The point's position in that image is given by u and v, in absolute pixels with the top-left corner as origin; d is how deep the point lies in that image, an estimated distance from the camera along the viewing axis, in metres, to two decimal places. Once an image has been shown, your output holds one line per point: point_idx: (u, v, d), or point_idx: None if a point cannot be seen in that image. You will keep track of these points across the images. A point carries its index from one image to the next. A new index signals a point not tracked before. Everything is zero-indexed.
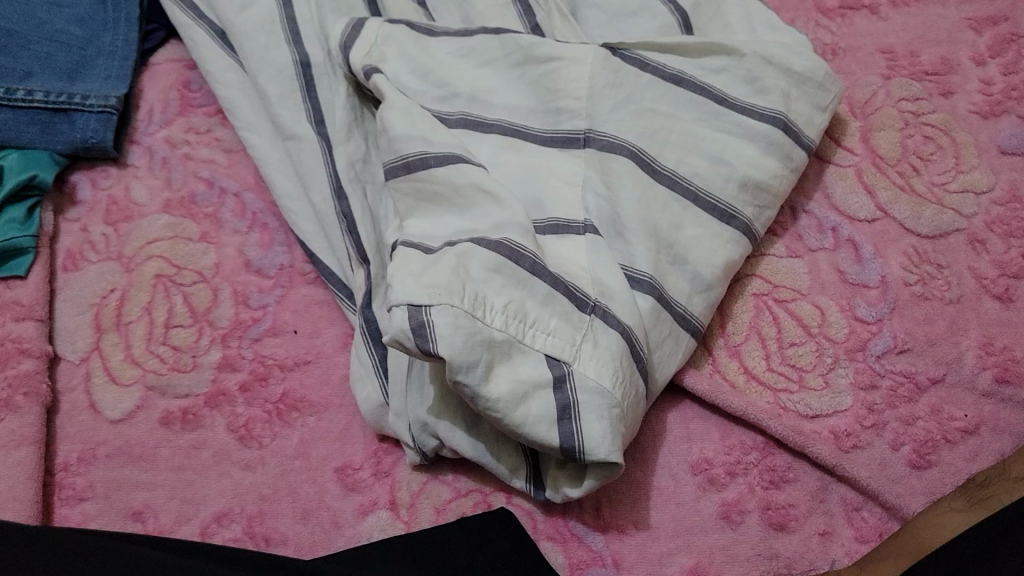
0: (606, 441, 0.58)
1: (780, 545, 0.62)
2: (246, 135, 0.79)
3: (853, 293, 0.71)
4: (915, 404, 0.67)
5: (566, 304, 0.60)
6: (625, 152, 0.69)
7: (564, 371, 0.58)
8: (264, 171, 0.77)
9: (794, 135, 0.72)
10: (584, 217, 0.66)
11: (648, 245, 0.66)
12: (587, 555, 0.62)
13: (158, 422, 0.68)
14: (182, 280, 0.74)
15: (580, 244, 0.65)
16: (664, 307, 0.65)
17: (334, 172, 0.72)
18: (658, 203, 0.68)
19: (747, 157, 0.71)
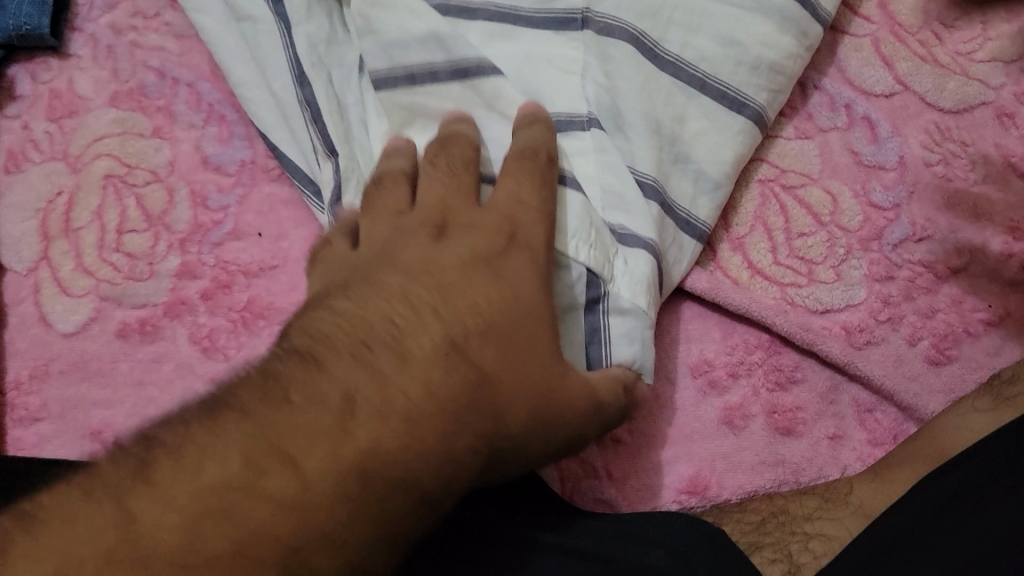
0: (638, 366, 0.55)
1: (787, 450, 0.57)
2: (196, 17, 0.70)
3: (868, 176, 0.65)
4: (933, 296, 0.61)
5: (593, 220, 0.56)
6: (626, 36, 0.61)
7: (601, 291, 0.55)
8: (217, 57, 0.69)
9: (810, 8, 0.64)
10: (587, 109, 0.60)
11: (650, 143, 0.59)
12: (578, 467, 0.57)
13: (115, 334, 0.63)
14: (134, 180, 0.67)
15: (585, 143, 0.59)
16: (667, 214, 0.59)
17: (295, 56, 0.65)
18: (661, 95, 0.61)
19: (761, 36, 0.62)
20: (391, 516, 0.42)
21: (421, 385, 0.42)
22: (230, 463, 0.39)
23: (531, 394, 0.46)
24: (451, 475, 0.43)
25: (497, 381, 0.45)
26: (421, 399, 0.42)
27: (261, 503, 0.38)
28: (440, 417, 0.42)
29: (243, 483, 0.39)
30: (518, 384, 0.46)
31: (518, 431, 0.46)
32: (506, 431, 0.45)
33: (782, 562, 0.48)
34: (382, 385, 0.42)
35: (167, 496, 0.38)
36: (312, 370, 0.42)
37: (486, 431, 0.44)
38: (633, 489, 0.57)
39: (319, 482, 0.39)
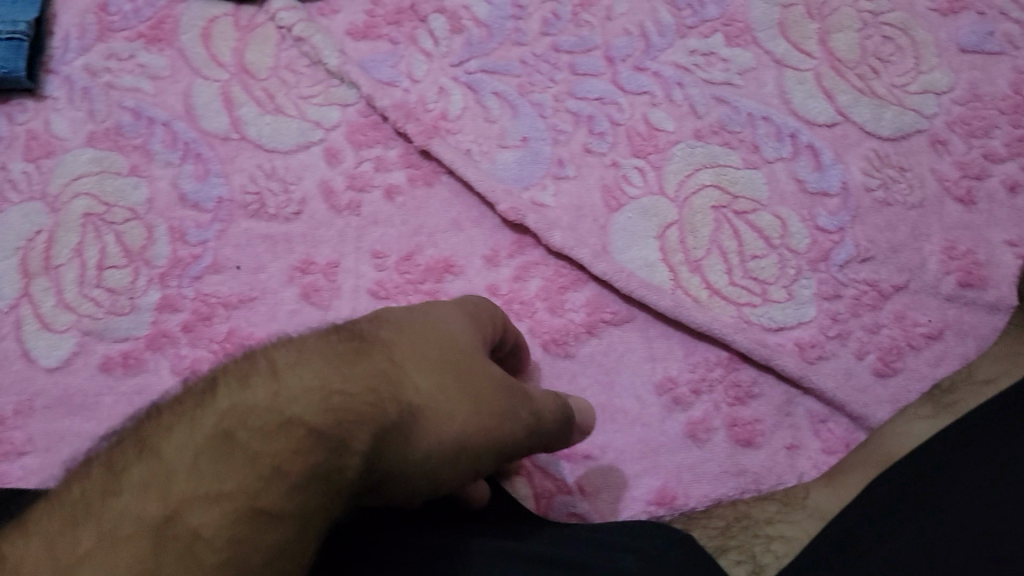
0: None
1: (748, 461, 0.61)
2: (257, 98, 0.74)
3: (814, 202, 0.69)
4: (879, 312, 0.66)
5: None
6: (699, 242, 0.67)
7: None
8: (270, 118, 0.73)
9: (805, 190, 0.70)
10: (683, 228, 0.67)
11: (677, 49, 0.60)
12: (553, 484, 0.61)
13: (98, 368, 0.64)
14: (113, 218, 0.69)
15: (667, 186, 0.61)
16: None
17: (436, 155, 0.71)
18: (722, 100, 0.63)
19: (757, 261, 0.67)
20: (322, 451, 0.36)
21: (170, 412, 0.37)
22: (113, 480, 0.35)
23: (470, 339, 0.44)
24: (447, 441, 0.40)
25: (229, 445, 0.35)
26: (209, 382, 0.38)
27: (208, 501, 0.34)
28: (247, 359, 0.38)
29: (127, 493, 0.34)
30: (308, 333, 0.40)
31: (331, 370, 0.38)
32: (310, 387, 0.37)
33: (747, 563, 0.50)
34: (173, 421, 0.36)
35: (108, 524, 0.34)
36: (120, 443, 0.37)
37: (447, 375, 0.41)
38: (604, 502, 0.60)
39: (209, 470, 0.34)
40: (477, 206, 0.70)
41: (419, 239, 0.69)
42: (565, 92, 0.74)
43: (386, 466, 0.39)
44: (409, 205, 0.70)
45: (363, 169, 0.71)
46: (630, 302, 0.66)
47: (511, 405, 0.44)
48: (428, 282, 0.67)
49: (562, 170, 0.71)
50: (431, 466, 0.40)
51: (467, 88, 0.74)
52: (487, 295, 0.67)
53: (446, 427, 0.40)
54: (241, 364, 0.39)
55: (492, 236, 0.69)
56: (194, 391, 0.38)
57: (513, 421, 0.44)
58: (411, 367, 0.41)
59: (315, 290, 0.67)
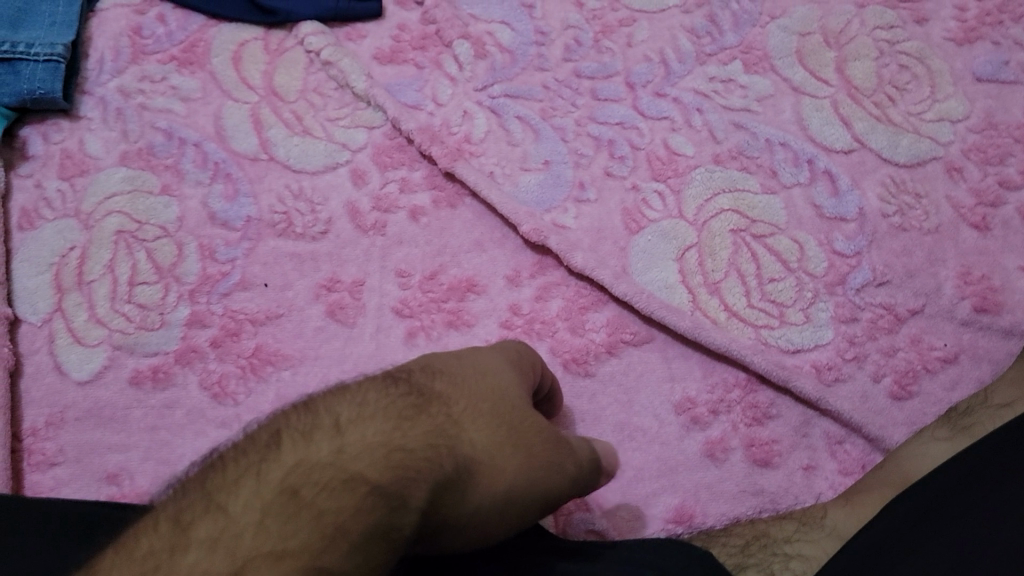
0: None
1: (765, 481, 0.62)
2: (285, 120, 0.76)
3: (831, 226, 0.71)
4: (895, 336, 0.66)
5: None
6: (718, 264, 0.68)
7: None
8: (297, 139, 0.75)
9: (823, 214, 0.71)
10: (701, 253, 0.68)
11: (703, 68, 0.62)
12: (573, 501, 0.61)
13: (128, 382, 0.66)
14: (145, 235, 0.71)
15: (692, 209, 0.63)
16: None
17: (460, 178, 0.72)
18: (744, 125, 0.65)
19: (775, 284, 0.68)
20: (384, 510, 0.37)
21: (235, 464, 0.39)
22: (179, 536, 0.37)
23: (517, 394, 0.48)
24: (498, 495, 0.43)
25: (292, 500, 0.37)
26: (274, 436, 0.40)
27: (275, 559, 0.35)
28: (310, 415, 0.41)
29: (198, 547, 0.36)
30: (367, 387, 0.43)
31: (392, 429, 0.41)
32: (372, 445, 0.39)
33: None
34: (240, 475, 0.38)
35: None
36: (186, 495, 0.38)
37: (501, 428, 0.45)
38: (623, 520, 0.61)
39: (277, 526, 0.36)
40: (500, 227, 0.71)
41: (443, 259, 0.70)
42: (586, 116, 0.76)
43: (441, 520, 0.41)
44: (433, 226, 0.72)
45: (388, 190, 0.73)
46: (650, 322, 0.67)
47: (556, 460, 0.47)
48: (451, 301, 0.69)
49: (583, 193, 0.73)
50: (480, 523, 0.43)
51: (490, 112, 0.76)
52: (509, 314, 0.68)
53: (498, 482, 0.43)
54: (305, 417, 0.41)
55: (514, 257, 0.70)
56: (260, 443, 0.40)
57: (559, 475, 0.46)
58: (465, 425, 0.43)
59: (340, 307, 0.69)
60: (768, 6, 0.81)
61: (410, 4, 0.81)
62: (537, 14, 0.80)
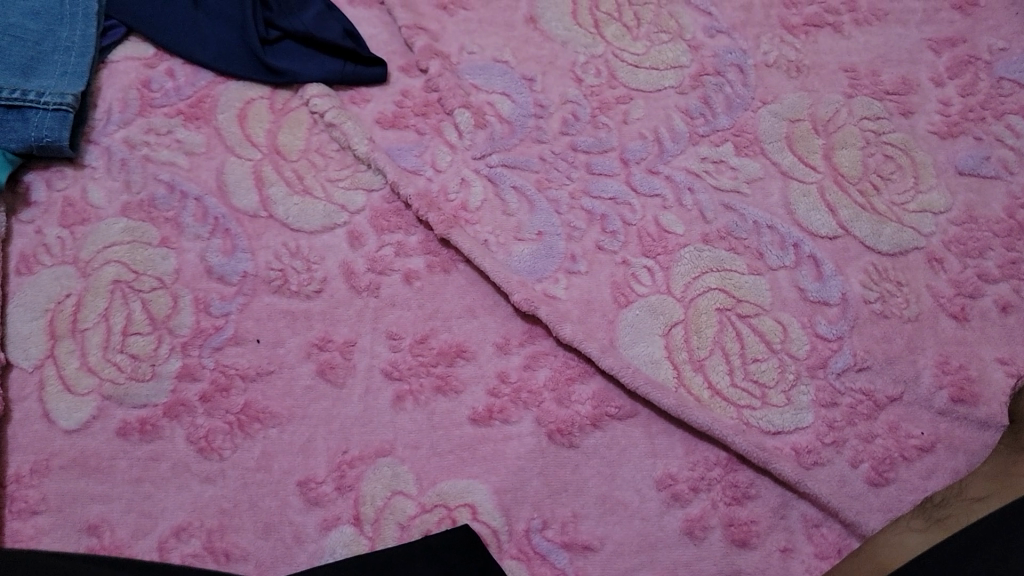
0: None
1: (742, 561, 0.63)
2: (286, 178, 0.77)
3: (814, 310, 0.72)
4: (873, 422, 0.68)
5: None
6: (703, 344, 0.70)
7: None
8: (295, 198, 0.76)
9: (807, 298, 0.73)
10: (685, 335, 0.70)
11: None
12: (552, 572, 0.62)
13: (115, 432, 0.66)
14: (141, 286, 0.72)
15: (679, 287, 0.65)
16: None
17: (455, 245, 0.74)
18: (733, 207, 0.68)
19: (757, 365, 0.70)
20: None
21: None
22: None
23: None
24: None
25: None
26: None
27: None
28: None
29: None
30: None
31: None
32: None
33: None
34: None
35: None
36: None
37: None
38: None
39: None
40: (492, 295, 0.73)
41: (434, 323, 0.72)
42: (581, 190, 0.78)
43: None
44: (426, 290, 0.73)
45: (383, 253, 0.74)
46: (634, 397, 0.68)
47: None
48: (441, 365, 0.70)
49: (575, 265, 0.74)
50: None
51: (487, 181, 0.78)
52: (497, 382, 0.69)
53: None
54: None
55: (504, 325, 0.71)
56: None
57: None
58: None
59: (330, 367, 0.69)
60: (760, 92, 0.83)
61: (415, 71, 0.84)
62: (537, 87, 0.83)
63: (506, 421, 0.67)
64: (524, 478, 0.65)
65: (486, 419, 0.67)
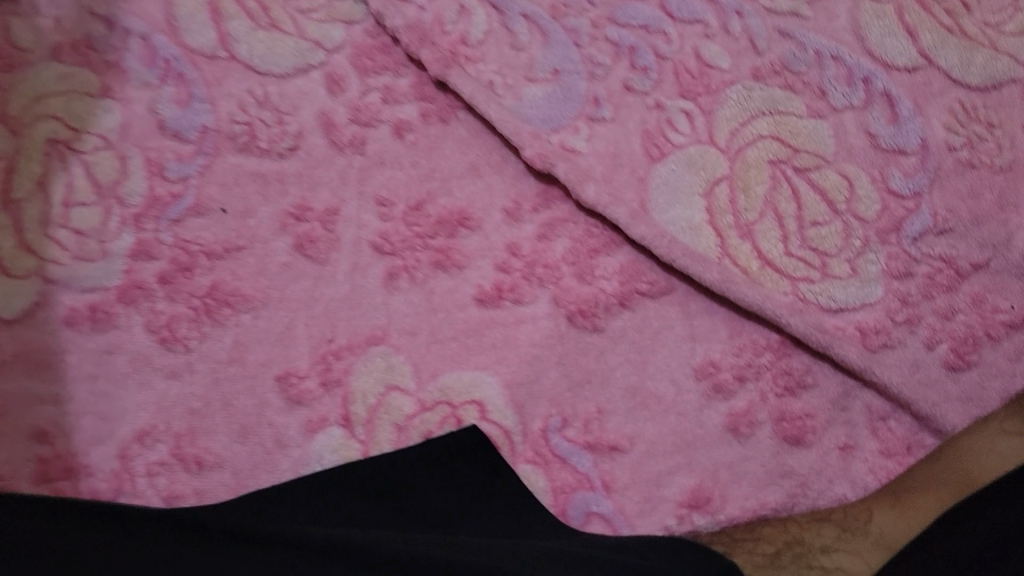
0: None
1: (795, 461, 0.54)
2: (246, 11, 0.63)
3: (887, 160, 0.60)
4: (954, 295, 0.57)
5: None
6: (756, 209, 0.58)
7: None
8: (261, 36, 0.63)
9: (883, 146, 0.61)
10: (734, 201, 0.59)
11: None
12: (573, 478, 0.53)
13: (62, 321, 0.57)
14: (82, 146, 0.60)
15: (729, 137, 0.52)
16: None
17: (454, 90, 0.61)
18: None
19: (816, 230, 0.58)
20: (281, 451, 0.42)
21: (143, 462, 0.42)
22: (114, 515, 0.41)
23: None
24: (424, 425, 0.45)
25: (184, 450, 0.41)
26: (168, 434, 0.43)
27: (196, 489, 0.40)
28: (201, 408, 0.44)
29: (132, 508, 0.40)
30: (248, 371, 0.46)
31: None
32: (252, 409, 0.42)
33: None
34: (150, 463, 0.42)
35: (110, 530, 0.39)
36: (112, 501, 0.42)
37: None
38: (631, 501, 0.53)
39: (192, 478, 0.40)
40: (499, 149, 0.61)
41: (431, 185, 0.60)
42: (606, 16, 0.64)
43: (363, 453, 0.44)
44: (420, 145, 0.61)
45: (369, 100, 0.62)
46: (670, 270, 0.57)
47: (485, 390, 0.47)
48: (440, 237, 0.59)
49: (599, 110, 0.62)
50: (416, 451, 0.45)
51: (492, 7, 0.64)
52: (506, 255, 0.58)
53: None
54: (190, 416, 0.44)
55: (514, 186, 0.60)
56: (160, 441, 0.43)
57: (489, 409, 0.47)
58: None
59: (310, 241, 0.59)
60: None
61: None
62: None
63: (519, 303, 0.57)
64: (541, 369, 0.55)
65: (494, 299, 0.57)
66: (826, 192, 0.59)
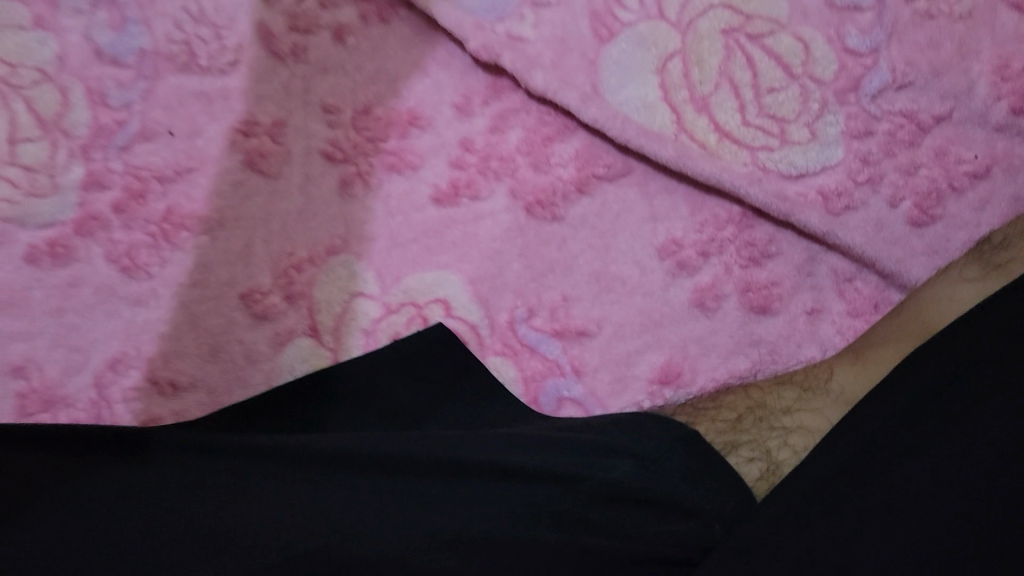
0: None
1: (763, 330, 0.54)
2: None
3: (843, 18, 0.58)
4: (917, 150, 0.56)
5: None
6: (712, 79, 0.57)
7: None
8: None
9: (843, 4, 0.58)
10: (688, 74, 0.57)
11: None
12: (543, 366, 0.54)
13: (22, 259, 0.56)
14: (19, 80, 0.57)
15: None
16: None
17: None
18: None
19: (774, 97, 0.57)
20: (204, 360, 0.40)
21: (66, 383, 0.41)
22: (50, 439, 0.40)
23: None
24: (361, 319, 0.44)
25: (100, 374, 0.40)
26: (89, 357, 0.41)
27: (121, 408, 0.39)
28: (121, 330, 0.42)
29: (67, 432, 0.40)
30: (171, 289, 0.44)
31: None
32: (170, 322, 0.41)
33: (761, 459, 0.53)
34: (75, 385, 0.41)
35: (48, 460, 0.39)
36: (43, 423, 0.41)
37: None
38: (602, 383, 0.53)
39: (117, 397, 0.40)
40: (444, 45, 0.60)
41: (378, 87, 0.59)
42: None
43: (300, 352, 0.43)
44: (363, 48, 0.60)
45: (305, 5, 0.60)
46: (626, 153, 0.56)
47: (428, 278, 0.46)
48: (392, 140, 0.58)
49: None
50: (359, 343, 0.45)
51: None
52: (460, 152, 0.57)
53: None
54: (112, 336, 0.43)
55: (463, 80, 0.59)
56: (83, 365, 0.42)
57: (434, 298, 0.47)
58: None
59: (260, 156, 0.58)
60: None
61: None
62: None
63: (476, 198, 0.56)
64: (503, 262, 0.55)
65: (451, 198, 0.57)
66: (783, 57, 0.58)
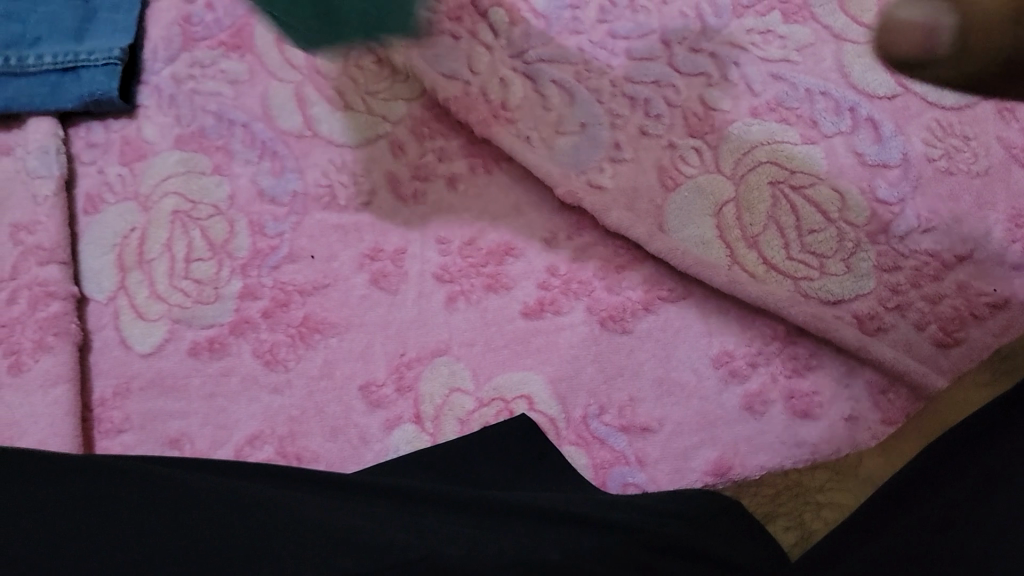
0: None
1: (805, 432, 0.62)
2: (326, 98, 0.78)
3: (873, 173, 0.69)
4: (941, 283, 0.65)
5: None
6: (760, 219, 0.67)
7: None
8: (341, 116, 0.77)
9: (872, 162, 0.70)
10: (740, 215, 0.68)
11: None
12: (610, 455, 0.62)
13: (187, 352, 0.69)
14: (198, 214, 0.73)
15: None
16: None
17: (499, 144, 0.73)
18: None
19: (814, 236, 0.67)
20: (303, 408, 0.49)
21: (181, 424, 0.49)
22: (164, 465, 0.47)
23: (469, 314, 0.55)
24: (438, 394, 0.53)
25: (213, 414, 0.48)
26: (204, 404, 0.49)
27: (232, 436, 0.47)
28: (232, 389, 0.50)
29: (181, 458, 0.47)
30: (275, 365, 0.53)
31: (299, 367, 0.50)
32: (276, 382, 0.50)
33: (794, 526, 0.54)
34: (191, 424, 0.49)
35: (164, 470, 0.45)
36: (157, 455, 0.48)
37: None
38: (662, 472, 0.62)
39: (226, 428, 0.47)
40: (536, 191, 0.72)
41: (482, 223, 0.72)
42: (622, 77, 0.76)
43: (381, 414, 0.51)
44: (471, 192, 0.73)
45: (427, 159, 0.75)
46: (686, 280, 0.67)
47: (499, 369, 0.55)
48: (490, 265, 0.70)
49: (619, 152, 0.72)
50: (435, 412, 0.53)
51: (525, 78, 0.76)
52: (546, 276, 0.69)
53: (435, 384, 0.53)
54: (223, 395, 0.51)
55: (551, 219, 0.71)
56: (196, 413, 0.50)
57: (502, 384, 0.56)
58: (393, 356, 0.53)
59: (383, 276, 0.71)
60: None
61: None
62: None
63: (558, 313, 0.67)
64: (579, 366, 0.65)
65: (537, 312, 0.67)
66: (822, 205, 0.68)
